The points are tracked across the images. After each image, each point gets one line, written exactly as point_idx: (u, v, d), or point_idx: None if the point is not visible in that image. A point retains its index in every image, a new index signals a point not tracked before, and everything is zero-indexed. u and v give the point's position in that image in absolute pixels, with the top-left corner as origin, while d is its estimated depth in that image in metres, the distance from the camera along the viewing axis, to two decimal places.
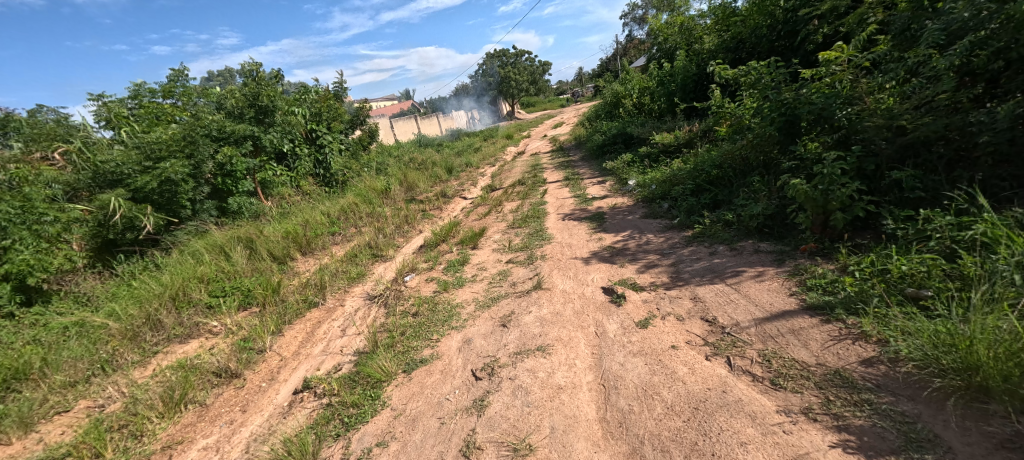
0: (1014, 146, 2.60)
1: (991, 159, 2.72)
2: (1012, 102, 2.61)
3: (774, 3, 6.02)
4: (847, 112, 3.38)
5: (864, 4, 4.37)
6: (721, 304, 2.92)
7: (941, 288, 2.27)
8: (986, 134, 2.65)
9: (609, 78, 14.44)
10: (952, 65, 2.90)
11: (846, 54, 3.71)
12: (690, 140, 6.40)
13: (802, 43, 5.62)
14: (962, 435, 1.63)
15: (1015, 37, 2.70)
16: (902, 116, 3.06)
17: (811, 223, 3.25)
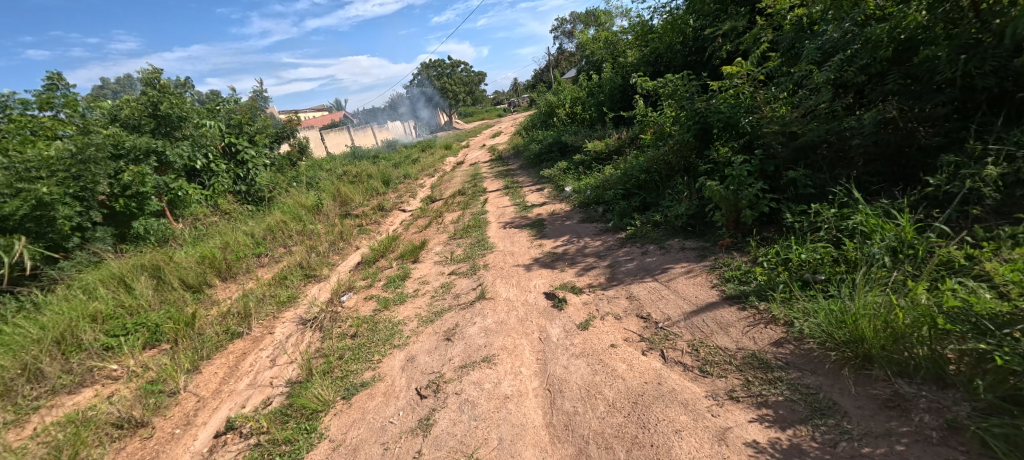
0: (878, 147, 3.04)
1: (863, 159, 3.16)
2: (875, 110, 3.05)
3: (685, 22, 6.59)
4: (749, 119, 3.79)
5: (758, 26, 4.93)
6: (654, 300, 3.11)
7: (832, 272, 2.59)
8: (858, 137, 3.08)
9: (544, 88, 14.93)
10: (829, 79, 3.34)
11: (746, 68, 4.15)
12: (619, 147, 6.78)
13: (711, 59, 6.19)
14: (855, 400, 1.86)
15: (873, 56, 3.18)
16: (793, 123, 3.48)
17: (726, 221, 3.57)
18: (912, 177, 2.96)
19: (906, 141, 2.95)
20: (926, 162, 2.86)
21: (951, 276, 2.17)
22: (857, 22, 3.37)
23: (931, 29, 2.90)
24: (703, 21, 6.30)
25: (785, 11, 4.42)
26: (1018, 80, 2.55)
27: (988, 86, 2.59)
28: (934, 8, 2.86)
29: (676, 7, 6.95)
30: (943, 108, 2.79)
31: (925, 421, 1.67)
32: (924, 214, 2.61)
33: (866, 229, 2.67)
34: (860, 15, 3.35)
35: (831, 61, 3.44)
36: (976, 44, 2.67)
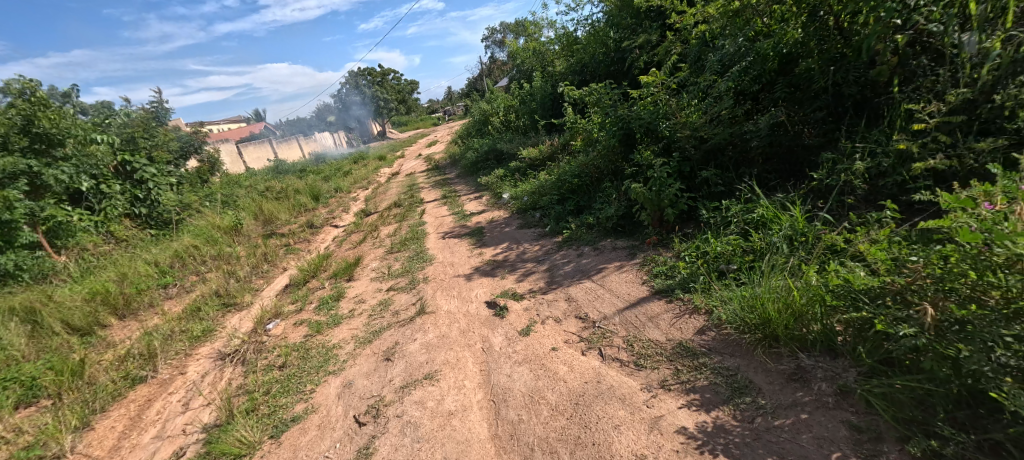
0: (773, 147, 3.41)
1: (762, 158, 3.52)
2: (769, 115, 3.44)
3: (606, 34, 6.95)
4: (667, 124, 4.06)
5: (669, 39, 5.36)
6: (591, 300, 3.22)
7: (742, 261, 2.86)
8: (756, 139, 3.43)
9: (478, 97, 14.99)
10: (730, 87, 3.72)
11: (660, 78, 4.47)
12: (552, 154, 6.98)
13: (630, 68, 6.58)
14: (767, 377, 2.06)
15: (763, 67, 3.58)
16: (703, 128, 3.82)
17: (651, 219, 3.80)
18: (800, 172, 3.36)
19: (794, 141, 3.34)
20: (810, 159, 3.26)
21: (835, 257, 2.48)
22: (749, 37, 3.78)
23: (805, 44, 3.28)
24: (622, 33, 6.69)
25: (691, 26, 4.84)
26: (874, 88, 3.00)
27: (853, 92, 3.02)
28: (807, 24, 3.23)
29: (597, 20, 7.34)
30: (820, 111, 3.21)
31: (823, 389, 1.89)
32: (811, 205, 2.97)
33: (768, 221, 2.97)
34: (751, 31, 3.76)
35: (730, 71, 3.82)
36: (841, 56, 3.10)
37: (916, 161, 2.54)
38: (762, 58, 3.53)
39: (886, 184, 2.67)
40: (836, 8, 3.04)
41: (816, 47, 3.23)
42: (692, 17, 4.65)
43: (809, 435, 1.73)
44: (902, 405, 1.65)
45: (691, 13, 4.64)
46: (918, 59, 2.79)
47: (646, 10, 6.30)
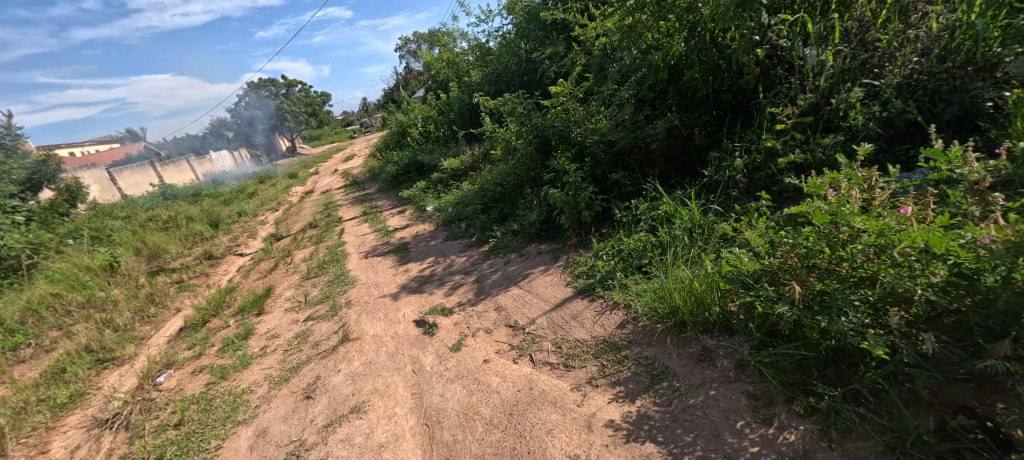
0: (671, 149, 3.74)
1: (662, 159, 3.85)
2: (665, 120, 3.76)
3: (516, 45, 7.14)
4: (578, 130, 4.27)
5: (575, 51, 5.65)
6: (519, 307, 3.26)
7: (651, 256, 3.08)
8: (655, 142, 3.74)
9: (394, 107, 14.55)
10: (630, 95, 4.03)
11: (568, 87, 4.69)
12: (473, 165, 6.94)
13: (542, 78, 6.83)
14: (680, 361, 2.24)
15: (655, 76, 3.89)
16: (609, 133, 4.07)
17: (570, 222, 3.96)
18: (694, 169, 3.73)
19: (686, 142, 3.70)
20: (701, 158, 3.66)
21: (728, 244, 2.76)
22: (641, 49, 4.10)
23: (688, 56, 3.66)
24: (531, 44, 6.92)
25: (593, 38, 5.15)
26: (745, 94, 3.45)
27: (730, 98, 3.47)
28: (688, 38, 3.63)
29: (507, 32, 7.51)
30: (706, 115, 3.61)
31: (725, 365, 2.10)
32: (705, 199, 3.30)
33: (670, 216, 3.25)
34: (643, 44, 4.06)
35: (629, 80, 4.13)
36: (718, 65, 3.51)
37: (781, 156, 2.96)
38: (653, 69, 3.85)
39: (761, 176, 3.07)
40: (710, 25, 3.43)
41: (698, 58, 3.62)
42: (593, 30, 4.96)
43: (717, 409, 1.91)
44: (785, 370, 1.89)
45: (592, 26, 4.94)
46: (776, 70, 3.25)
47: (552, 23, 6.59)
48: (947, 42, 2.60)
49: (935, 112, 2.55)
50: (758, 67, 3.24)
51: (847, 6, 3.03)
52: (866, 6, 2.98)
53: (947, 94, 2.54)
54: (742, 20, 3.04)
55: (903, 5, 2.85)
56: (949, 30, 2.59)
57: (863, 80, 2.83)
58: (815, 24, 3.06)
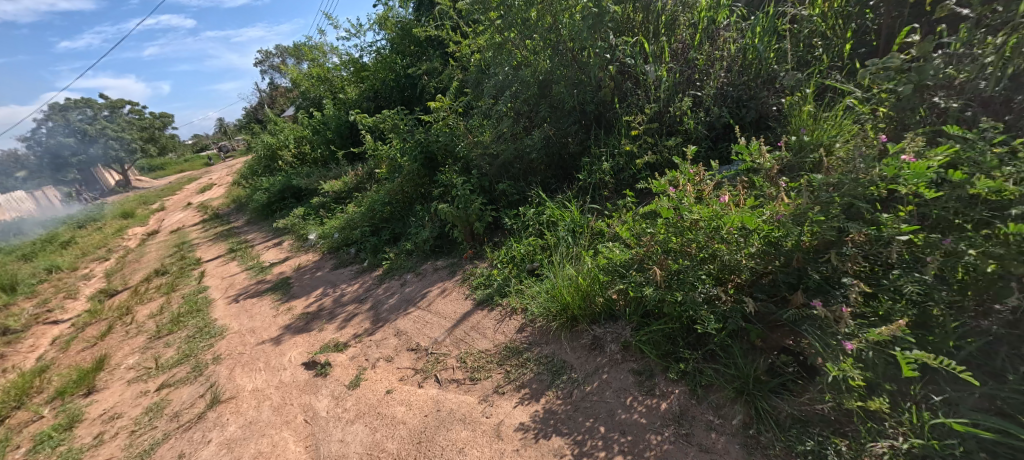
0: (549, 158, 4.00)
1: (542, 168, 4.07)
2: (542, 130, 3.94)
3: (392, 60, 6.87)
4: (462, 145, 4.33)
5: (451, 67, 5.60)
6: (420, 329, 3.18)
7: (541, 258, 3.25)
8: (534, 152, 3.93)
9: (258, 127, 12.98)
10: (506, 109, 4.16)
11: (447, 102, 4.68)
12: (359, 185, 6.47)
13: (422, 94, 6.70)
14: (576, 353, 2.41)
15: (528, 90, 4.04)
16: (491, 146, 4.15)
17: (463, 236, 3.98)
18: (570, 175, 4.03)
19: (561, 150, 3.96)
20: (575, 164, 3.96)
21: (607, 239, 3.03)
22: (513, 66, 4.11)
23: (554, 72, 3.87)
24: (408, 60, 6.78)
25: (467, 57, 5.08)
26: (606, 105, 3.81)
27: (593, 108, 3.78)
28: (553, 56, 3.82)
29: (381, 46, 7.09)
30: (575, 125, 3.88)
31: (613, 348, 2.32)
32: (583, 201, 3.58)
33: (554, 219, 3.47)
34: (514, 60, 4.07)
35: (504, 94, 4.17)
36: (581, 79, 3.78)
37: (638, 157, 3.39)
38: (525, 83, 4.01)
39: (625, 176, 3.46)
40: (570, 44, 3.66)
41: (564, 74, 3.85)
42: (466, 47, 4.91)
43: (611, 390, 2.11)
44: (659, 343, 2.16)
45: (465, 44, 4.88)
46: (626, 83, 3.69)
47: (426, 39, 6.50)
48: (742, 60, 3.28)
49: (741, 117, 3.14)
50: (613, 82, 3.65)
51: (672, 31, 3.59)
52: (685, 30, 3.59)
53: (746, 102, 3.15)
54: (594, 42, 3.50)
55: (710, 31, 3.50)
56: (742, 51, 3.27)
57: (690, 92, 3.37)
58: (651, 45, 3.60)
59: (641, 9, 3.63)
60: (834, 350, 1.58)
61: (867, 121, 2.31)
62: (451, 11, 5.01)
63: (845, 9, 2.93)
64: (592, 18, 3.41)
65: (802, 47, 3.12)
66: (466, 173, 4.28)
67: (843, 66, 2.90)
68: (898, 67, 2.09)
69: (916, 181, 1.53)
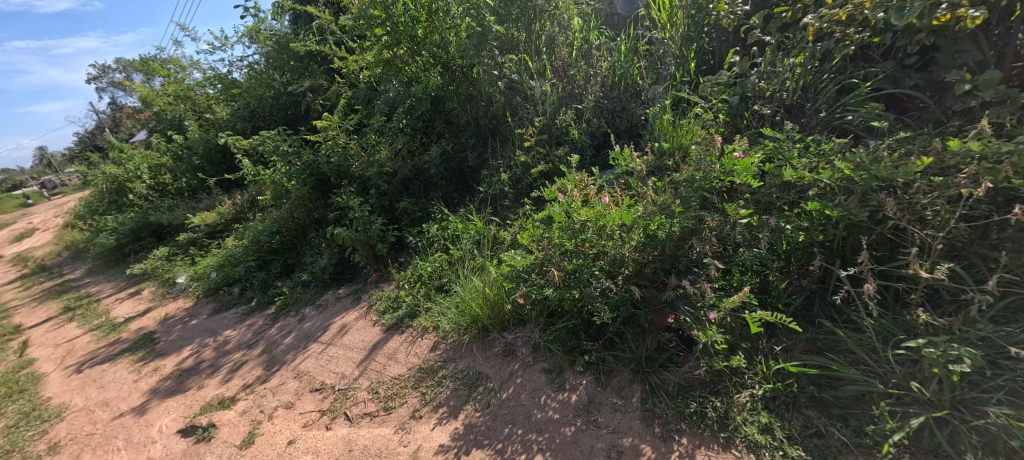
0: (449, 173, 4.02)
1: (443, 182, 4.06)
2: (440, 145, 3.91)
3: (269, 77, 5.59)
4: (357, 166, 3.91)
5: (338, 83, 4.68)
6: (324, 366, 2.94)
7: (449, 274, 3.23)
8: (433, 168, 3.90)
9: (97, 154, 10.80)
10: (401, 126, 3.99)
11: (336, 120, 3.98)
12: (239, 215, 5.66)
13: (308, 113, 5.58)
14: (490, 362, 2.45)
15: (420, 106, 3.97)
16: (387, 164, 3.89)
17: (366, 259, 3.78)
18: (471, 187, 4.10)
19: (461, 164, 4.03)
20: (474, 176, 4.05)
21: (512, 247, 3.12)
22: (403, 83, 4.00)
23: (445, 88, 3.92)
24: (289, 76, 5.56)
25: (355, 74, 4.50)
26: (501, 119, 3.94)
27: (487, 123, 3.91)
28: (444, 73, 3.87)
29: (255, 61, 5.76)
30: (473, 139, 3.99)
31: (524, 352, 2.41)
32: (486, 212, 3.66)
33: (459, 232, 3.46)
34: (404, 77, 3.98)
35: (397, 111, 3.96)
36: (473, 94, 3.88)
37: (533, 166, 3.56)
38: (417, 99, 3.93)
39: (523, 186, 3.60)
40: (459, 61, 3.74)
41: (455, 89, 3.91)
42: (353, 63, 4.29)
43: (526, 393, 2.18)
44: (564, 339, 2.30)
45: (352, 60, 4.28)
46: (516, 98, 3.85)
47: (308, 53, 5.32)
48: (612, 77, 3.64)
49: (616, 126, 3.51)
50: (503, 97, 3.78)
51: (552, 50, 3.84)
52: (562, 49, 3.86)
53: (620, 113, 3.52)
54: (481, 59, 3.56)
55: (583, 51, 3.85)
56: (611, 69, 3.66)
57: (572, 105, 3.66)
58: (533, 62, 3.81)
59: (523, 28, 3.78)
60: (698, 319, 1.88)
61: (711, 125, 2.73)
62: (333, 26, 4.70)
63: (690, 34, 3.42)
64: (476, 37, 3.49)
65: (659, 65, 3.59)
66: (365, 194, 3.95)
67: (691, 80, 3.38)
68: (726, 82, 2.72)
69: (745, 174, 1.93)
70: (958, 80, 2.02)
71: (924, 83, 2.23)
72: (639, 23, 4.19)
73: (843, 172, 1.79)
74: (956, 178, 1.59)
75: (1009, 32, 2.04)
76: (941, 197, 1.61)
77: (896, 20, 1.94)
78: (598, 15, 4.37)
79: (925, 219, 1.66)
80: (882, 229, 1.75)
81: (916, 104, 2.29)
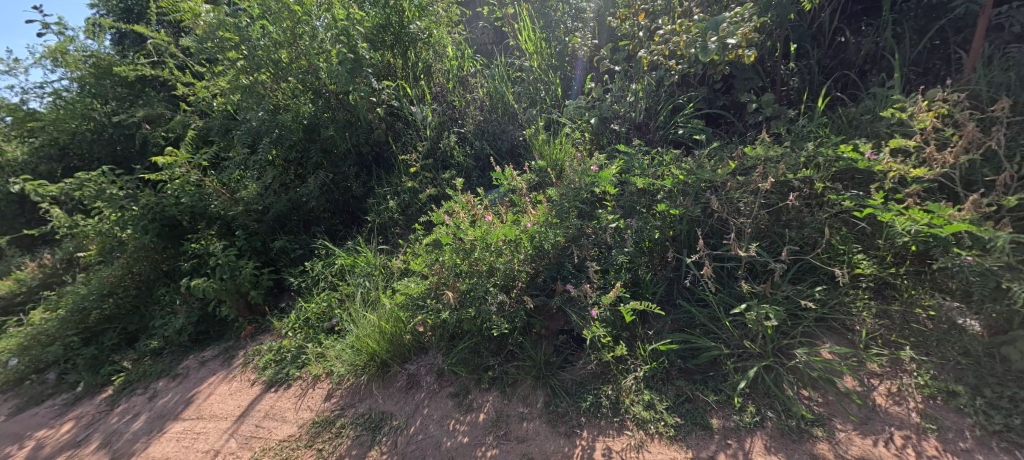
0: (331, 205, 3.78)
1: (326, 215, 3.81)
2: (318, 176, 3.66)
3: (85, 106, 4.47)
4: (218, 205, 3.38)
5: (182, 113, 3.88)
6: (189, 445, 2.49)
7: (339, 312, 3.00)
8: (313, 200, 3.62)
9: None
10: (270, 158, 3.56)
11: (185, 155, 3.32)
12: (50, 279, 4.50)
13: (145, 147, 4.68)
14: (394, 399, 2.34)
15: (291, 139, 3.56)
16: (255, 202, 3.45)
17: (237, 310, 3.32)
18: (358, 218, 3.91)
19: (344, 194, 3.82)
20: (360, 206, 3.87)
21: (405, 275, 3.03)
22: (268, 110, 3.47)
23: (320, 116, 3.61)
24: (114, 104, 4.56)
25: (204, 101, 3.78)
26: (382, 147, 3.85)
27: (368, 150, 3.77)
28: (315, 99, 3.57)
29: (63, 89, 4.53)
30: (354, 167, 3.80)
31: (429, 380, 2.35)
32: (375, 242, 3.51)
33: (349, 267, 3.24)
34: (270, 104, 3.44)
35: (262, 142, 3.46)
36: (352, 121, 3.69)
37: (421, 191, 3.53)
38: (287, 129, 3.53)
39: (412, 211, 3.54)
40: (334, 88, 3.54)
41: (331, 117, 3.64)
42: (202, 89, 3.64)
43: (433, 422, 2.13)
44: (467, 359, 2.31)
45: (201, 85, 3.62)
46: (398, 124, 3.79)
47: (141, 78, 4.51)
48: (489, 101, 3.81)
49: (498, 148, 3.66)
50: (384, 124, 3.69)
51: (430, 76, 3.89)
52: (439, 75, 3.93)
53: (500, 136, 3.69)
54: (356, 86, 3.35)
55: (459, 78, 3.97)
56: (488, 94, 3.83)
57: (454, 129, 3.72)
58: (412, 88, 3.80)
59: (400, 56, 3.72)
60: (583, 317, 2.08)
61: (579, 143, 3.03)
62: (171, 47, 4.06)
63: (554, 62, 3.85)
64: (348, 64, 3.24)
65: (531, 89, 3.81)
66: (231, 236, 3.48)
67: (560, 103, 3.72)
68: (584, 107, 3.14)
69: (604, 184, 2.28)
70: (750, 101, 2.62)
71: (729, 104, 2.80)
72: (506, 53, 4.48)
73: (677, 177, 2.20)
74: (753, 177, 2.07)
75: (776, 64, 2.69)
76: (745, 192, 2.08)
77: (703, 56, 2.42)
78: (471, 43, 4.56)
79: (739, 209, 2.09)
80: (711, 221, 2.16)
81: (727, 119, 2.85)
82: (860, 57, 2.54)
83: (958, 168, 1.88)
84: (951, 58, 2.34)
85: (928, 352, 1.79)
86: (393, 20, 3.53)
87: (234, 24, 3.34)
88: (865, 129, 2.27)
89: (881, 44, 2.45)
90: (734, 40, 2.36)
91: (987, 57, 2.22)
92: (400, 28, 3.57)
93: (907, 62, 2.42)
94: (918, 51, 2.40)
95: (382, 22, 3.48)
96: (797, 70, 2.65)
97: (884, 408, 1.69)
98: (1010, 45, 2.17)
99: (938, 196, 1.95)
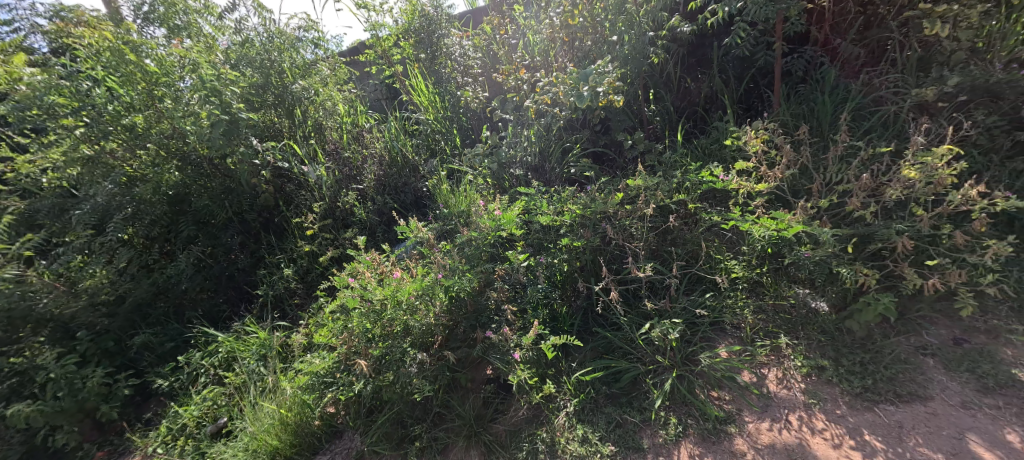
0: (208, 285, 3.30)
1: (204, 298, 3.31)
2: (190, 253, 3.20)
3: None
4: (46, 302, 2.67)
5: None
6: None
7: (227, 410, 2.54)
8: (185, 281, 3.15)
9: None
10: (123, 240, 3.04)
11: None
12: None
13: None
14: None
15: (151, 215, 3.11)
16: (103, 291, 2.87)
17: (81, 433, 2.62)
18: (244, 294, 3.46)
19: (226, 267, 3.38)
20: (248, 280, 3.44)
21: (309, 350, 2.70)
22: (118, 183, 2.92)
23: (189, 184, 3.22)
24: None
25: (26, 178, 3.01)
26: (270, 213, 3.53)
27: (254, 217, 3.43)
28: (183, 167, 3.15)
29: None
30: (237, 237, 3.40)
31: None
32: (269, 318, 3.11)
33: (235, 352, 2.80)
34: (120, 176, 2.93)
35: (111, 222, 2.91)
36: (231, 187, 3.33)
37: (321, 254, 3.28)
38: (145, 203, 3.04)
39: (313, 277, 3.25)
40: (205, 152, 3.15)
41: (204, 185, 3.27)
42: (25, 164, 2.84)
43: None
44: (389, 434, 2.08)
45: (24, 159, 2.82)
46: (288, 186, 3.53)
47: None
48: (388, 154, 3.75)
49: (401, 200, 3.61)
50: (271, 187, 3.41)
51: (321, 134, 3.74)
52: (332, 132, 3.79)
53: (402, 188, 3.65)
54: (234, 149, 3.05)
55: (354, 133, 3.89)
56: (386, 149, 3.78)
57: (353, 187, 3.57)
58: (301, 147, 3.60)
59: (284, 113, 3.51)
60: (508, 362, 2.05)
61: (482, 189, 3.14)
62: None
63: (450, 114, 3.96)
64: (224, 126, 2.92)
65: (430, 141, 3.90)
66: (69, 341, 2.79)
67: (459, 152, 3.85)
68: (480, 158, 3.31)
69: (510, 225, 2.37)
70: (625, 140, 2.99)
71: (609, 143, 3.16)
72: (402, 107, 4.56)
73: (576, 211, 2.38)
74: (639, 204, 2.32)
75: (640, 107, 3.15)
76: (634, 219, 2.33)
77: (579, 101, 2.75)
78: (364, 100, 4.54)
79: (632, 235, 2.33)
80: (611, 248, 2.35)
81: (609, 156, 3.19)
82: (702, 99, 3.09)
83: (784, 181, 2.33)
84: (763, 96, 2.97)
85: (797, 336, 2.09)
86: (273, 80, 3.34)
87: (69, 88, 2.83)
88: (716, 157, 2.72)
89: (714, 88, 3.02)
90: (604, 87, 2.71)
91: (786, 95, 2.86)
92: (281, 87, 3.38)
93: (735, 101, 3.01)
94: (741, 93, 3.01)
95: (260, 83, 3.26)
96: (658, 111, 3.13)
97: (778, 394, 1.92)
98: (798, 86, 2.85)
99: (776, 205, 2.39)
